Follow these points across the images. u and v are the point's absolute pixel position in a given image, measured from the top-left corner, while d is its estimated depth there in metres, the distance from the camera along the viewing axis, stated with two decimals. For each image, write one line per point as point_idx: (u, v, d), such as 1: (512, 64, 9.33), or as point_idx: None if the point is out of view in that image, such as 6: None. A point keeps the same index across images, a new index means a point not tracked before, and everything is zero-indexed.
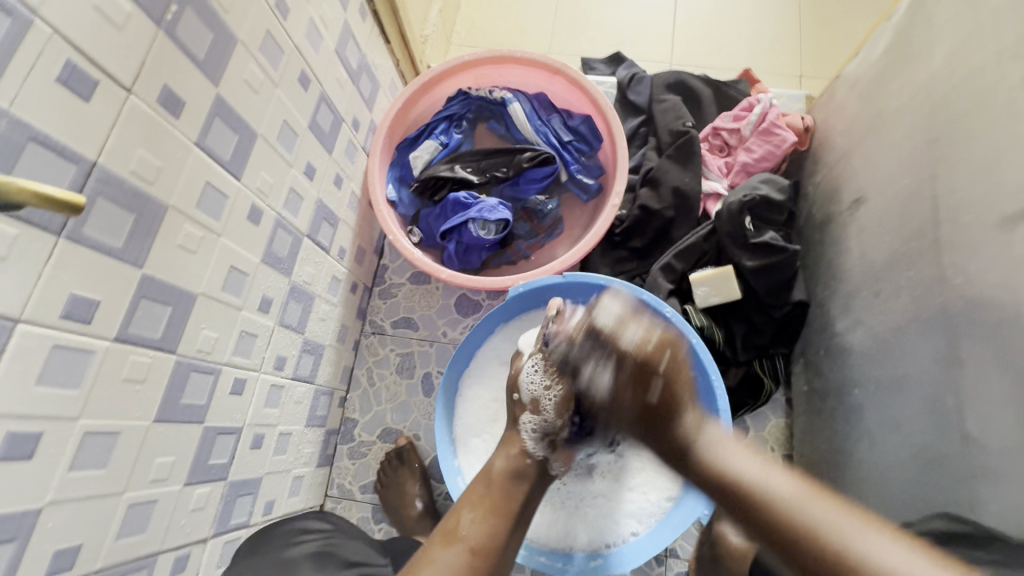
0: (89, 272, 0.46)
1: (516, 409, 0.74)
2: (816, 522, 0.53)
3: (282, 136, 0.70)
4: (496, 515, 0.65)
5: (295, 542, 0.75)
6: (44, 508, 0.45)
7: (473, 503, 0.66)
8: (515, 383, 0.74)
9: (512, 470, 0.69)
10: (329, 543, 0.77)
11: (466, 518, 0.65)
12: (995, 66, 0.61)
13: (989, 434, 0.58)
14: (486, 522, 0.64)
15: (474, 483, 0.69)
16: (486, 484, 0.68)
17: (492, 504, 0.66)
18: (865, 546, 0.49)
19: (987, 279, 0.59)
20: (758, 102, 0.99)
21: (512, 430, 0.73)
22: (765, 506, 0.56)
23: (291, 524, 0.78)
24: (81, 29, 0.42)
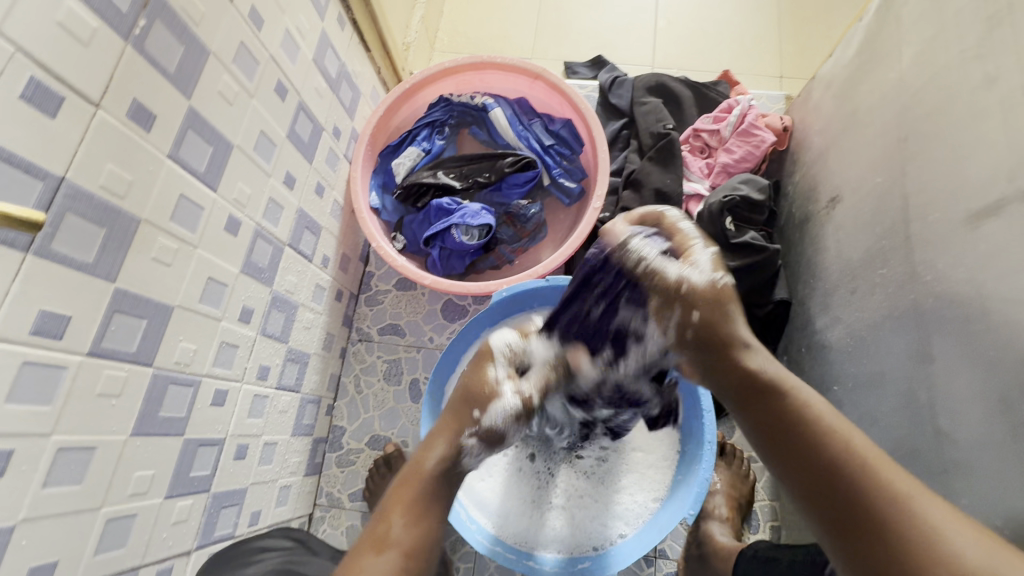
0: (60, 287, 0.46)
1: (465, 420, 0.61)
2: (898, 491, 0.43)
3: (260, 147, 0.70)
4: (432, 518, 0.54)
5: (251, 560, 0.69)
6: (16, 526, 0.45)
7: (405, 500, 0.54)
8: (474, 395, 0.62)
9: (446, 469, 0.57)
10: (290, 559, 0.72)
11: (397, 522, 0.52)
12: (958, 66, 0.62)
13: (959, 429, 0.58)
14: (421, 524, 0.52)
15: (402, 474, 0.56)
16: (417, 477, 0.56)
17: (427, 505, 0.54)
18: (939, 525, 0.41)
19: (955, 275, 0.60)
20: (737, 104, 1.01)
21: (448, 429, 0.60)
22: (830, 460, 0.46)
23: (252, 543, 0.73)
24: (45, 46, 0.42)
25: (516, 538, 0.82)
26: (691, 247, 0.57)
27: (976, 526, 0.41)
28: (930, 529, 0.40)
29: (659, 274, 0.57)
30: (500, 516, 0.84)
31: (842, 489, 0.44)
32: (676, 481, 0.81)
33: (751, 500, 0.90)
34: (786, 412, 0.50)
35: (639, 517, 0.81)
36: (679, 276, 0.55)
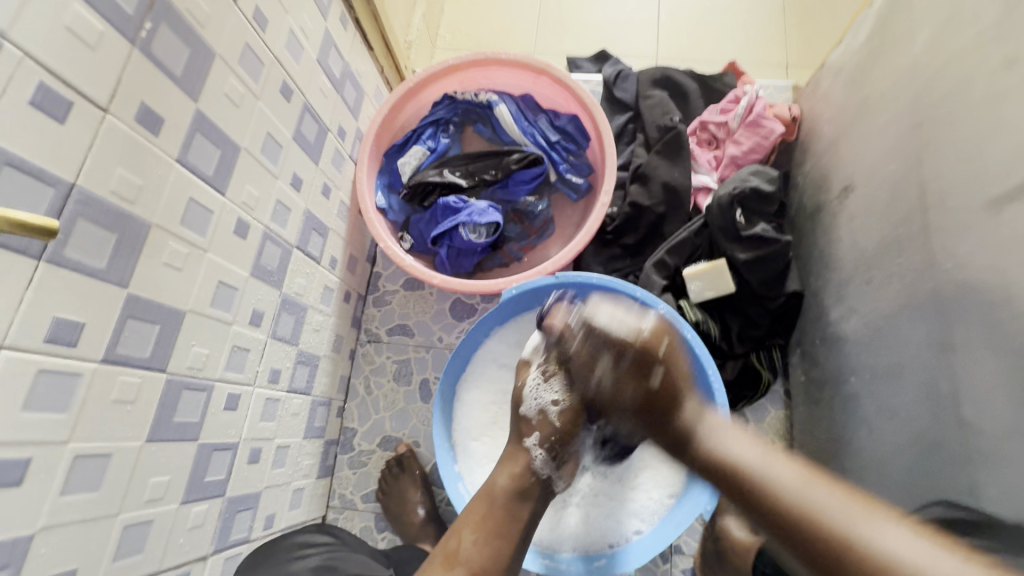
0: (73, 295, 0.46)
1: (522, 425, 0.69)
2: (830, 519, 0.46)
3: (266, 149, 0.69)
4: (499, 541, 0.60)
5: (294, 557, 0.73)
6: (36, 534, 0.45)
7: (473, 520, 0.61)
8: (519, 398, 0.71)
9: (515, 488, 0.64)
10: (330, 556, 0.75)
11: (467, 538, 0.60)
12: (975, 49, 0.61)
13: (984, 419, 0.57)
14: (487, 545, 0.59)
15: (474, 501, 0.64)
16: (489, 500, 0.63)
17: (494, 526, 0.61)
18: (863, 531, 0.45)
19: (975, 263, 0.59)
20: (745, 94, 0.99)
21: (516, 445, 0.68)
22: (773, 504, 0.50)
23: (292, 538, 0.77)
24: (54, 51, 0.42)
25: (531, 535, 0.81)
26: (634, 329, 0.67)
27: (915, 527, 0.45)
28: (856, 540, 0.44)
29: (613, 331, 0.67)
30: None
31: (790, 529, 0.48)
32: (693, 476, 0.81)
33: None
34: (720, 462, 0.56)
35: (656, 514, 0.80)
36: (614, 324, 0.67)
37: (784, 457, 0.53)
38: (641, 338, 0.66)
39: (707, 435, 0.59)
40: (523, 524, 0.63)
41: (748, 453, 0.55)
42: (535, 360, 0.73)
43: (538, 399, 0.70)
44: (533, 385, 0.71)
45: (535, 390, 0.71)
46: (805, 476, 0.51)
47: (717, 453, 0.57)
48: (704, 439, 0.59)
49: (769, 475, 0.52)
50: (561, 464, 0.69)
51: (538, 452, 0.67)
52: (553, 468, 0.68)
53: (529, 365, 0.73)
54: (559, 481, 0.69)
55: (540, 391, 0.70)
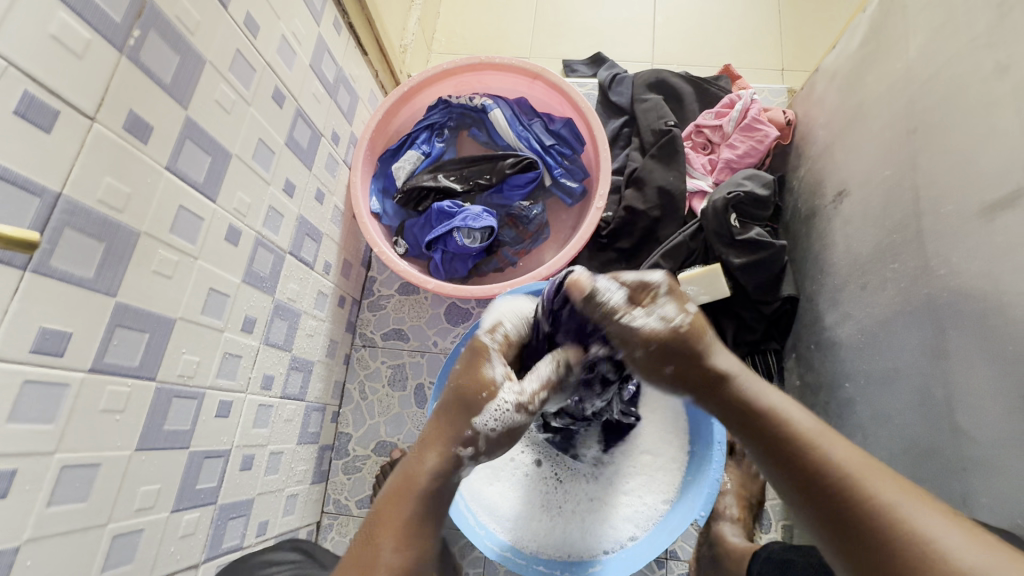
0: (60, 305, 0.45)
1: (457, 426, 0.58)
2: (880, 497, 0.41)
3: (258, 155, 0.69)
4: (421, 544, 0.51)
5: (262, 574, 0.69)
6: (22, 546, 0.45)
7: (394, 523, 0.51)
8: (471, 408, 0.58)
9: (437, 488, 0.55)
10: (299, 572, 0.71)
11: (387, 547, 0.50)
12: (967, 55, 0.61)
13: (977, 427, 0.57)
14: (411, 548, 0.50)
15: (387, 489, 0.54)
16: (407, 488, 0.54)
17: (416, 526, 0.52)
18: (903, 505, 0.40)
19: (969, 270, 0.59)
20: (739, 98, 0.99)
21: (438, 435, 0.58)
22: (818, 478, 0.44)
23: (259, 557, 0.73)
24: (39, 60, 0.42)
25: (526, 542, 0.81)
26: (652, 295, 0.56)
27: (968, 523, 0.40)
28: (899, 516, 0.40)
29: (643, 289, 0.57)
30: (507, 521, 0.83)
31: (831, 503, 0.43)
32: (686, 481, 0.80)
33: (762, 499, 0.88)
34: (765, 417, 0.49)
35: (649, 519, 0.80)
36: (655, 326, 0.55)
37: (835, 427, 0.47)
38: (678, 334, 0.55)
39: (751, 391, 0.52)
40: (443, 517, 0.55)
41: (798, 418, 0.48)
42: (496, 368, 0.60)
43: (496, 419, 0.57)
44: (498, 405, 0.58)
45: (498, 404, 0.58)
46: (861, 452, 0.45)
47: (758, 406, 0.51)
48: (749, 395, 0.51)
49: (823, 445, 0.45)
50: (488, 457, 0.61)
51: (456, 446, 0.57)
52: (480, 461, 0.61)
53: (487, 361, 0.60)
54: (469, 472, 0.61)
55: (501, 415, 0.58)
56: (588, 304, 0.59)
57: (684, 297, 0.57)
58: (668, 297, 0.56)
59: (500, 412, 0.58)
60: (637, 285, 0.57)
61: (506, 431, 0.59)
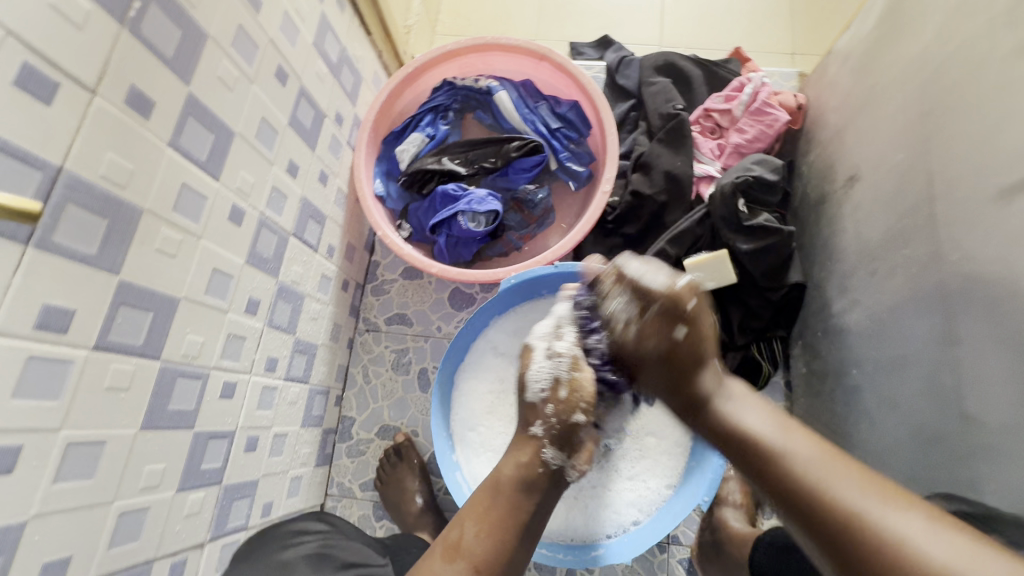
0: (64, 282, 0.45)
1: (527, 411, 0.64)
2: (847, 505, 0.43)
3: (261, 134, 0.68)
4: (504, 531, 0.57)
5: (291, 542, 0.74)
6: (29, 521, 0.45)
7: (478, 513, 0.58)
8: (523, 385, 0.66)
9: (523, 480, 0.60)
10: (327, 543, 0.76)
11: (469, 530, 0.57)
12: (986, 35, 0.60)
13: (987, 413, 0.57)
14: (491, 538, 0.56)
15: (478, 491, 0.61)
16: (494, 490, 0.60)
17: (498, 516, 0.58)
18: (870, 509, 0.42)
19: (982, 255, 0.58)
20: (749, 81, 0.97)
21: (522, 434, 0.64)
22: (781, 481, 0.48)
23: (289, 525, 0.78)
24: (39, 30, 0.41)
25: None
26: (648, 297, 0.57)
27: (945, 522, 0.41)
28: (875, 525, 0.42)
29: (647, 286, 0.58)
30: None
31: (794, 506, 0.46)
32: (691, 468, 0.80)
33: None
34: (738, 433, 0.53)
35: (653, 504, 0.80)
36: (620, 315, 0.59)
37: (801, 436, 0.50)
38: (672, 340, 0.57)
39: (726, 406, 0.56)
40: (529, 515, 0.60)
41: (760, 426, 0.53)
42: (540, 345, 0.66)
43: (539, 380, 0.64)
44: (536, 370, 0.65)
45: (537, 370, 0.65)
46: (824, 453, 0.48)
47: (734, 428, 0.54)
48: (721, 413, 0.55)
49: (786, 455, 0.49)
50: (575, 451, 0.64)
51: (545, 440, 0.62)
52: (565, 457, 0.63)
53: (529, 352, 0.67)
54: (572, 470, 0.64)
55: (543, 374, 0.64)
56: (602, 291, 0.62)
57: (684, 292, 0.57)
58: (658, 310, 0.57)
59: (541, 374, 0.64)
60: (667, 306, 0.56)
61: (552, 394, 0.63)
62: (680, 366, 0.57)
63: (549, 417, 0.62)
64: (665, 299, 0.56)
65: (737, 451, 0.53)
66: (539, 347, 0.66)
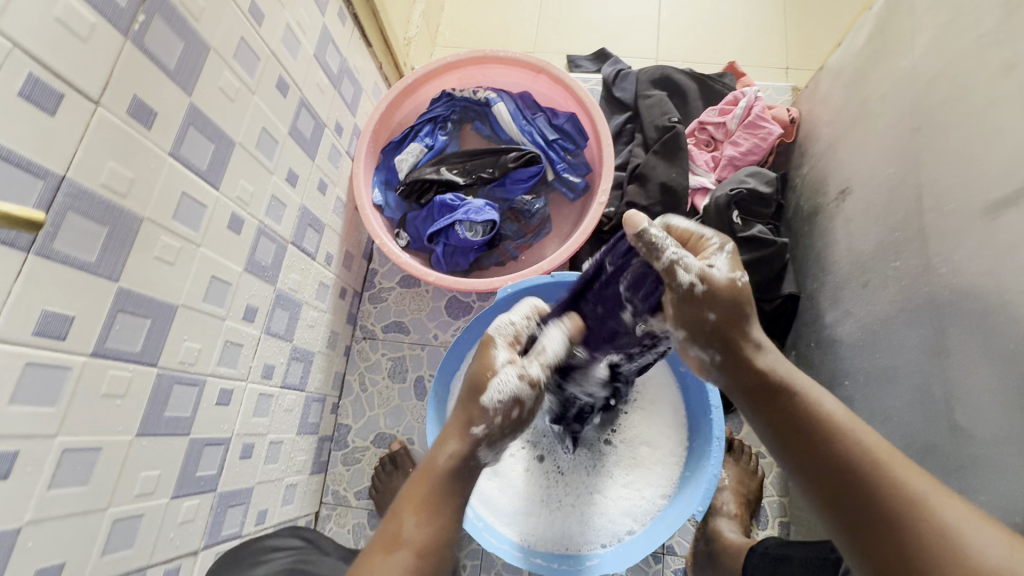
0: (63, 289, 0.46)
1: (472, 409, 0.58)
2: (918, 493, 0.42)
3: (262, 144, 0.69)
4: (445, 519, 0.52)
5: (261, 560, 0.68)
6: (22, 528, 0.45)
7: (417, 501, 0.53)
8: (478, 384, 0.59)
9: (457, 469, 0.55)
10: (299, 560, 0.70)
11: (409, 522, 0.51)
12: (972, 54, 0.61)
13: (976, 425, 0.57)
14: (432, 525, 0.51)
15: (411, 479, 0.55)
16: (428, 477, 0.55)
17: (437, 503, 0.53)
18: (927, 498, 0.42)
19: (971, 268, 0.59)
20: (743, 95, 0.99)
21: (453, 422, 0.59)
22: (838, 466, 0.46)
23: (261, 542, 0.72)
24: (43, 43, 0.41)
25: (524, 536, 0.81)
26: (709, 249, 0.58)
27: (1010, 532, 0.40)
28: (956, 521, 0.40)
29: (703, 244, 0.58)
30: (508, 514, 0.83)
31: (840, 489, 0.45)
32: (684, 477, 0.80)
33: (759, 495, 0.89)
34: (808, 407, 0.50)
35: (649, 515, 0.80)
36: (710, 270, 0.55)
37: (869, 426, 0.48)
38: (737, 284, 0.55)
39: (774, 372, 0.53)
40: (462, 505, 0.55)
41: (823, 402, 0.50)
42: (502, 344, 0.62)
43: (500, 392, 0.59)
44: (501, 380, 0.59)
45: (503, 379, 0.59)
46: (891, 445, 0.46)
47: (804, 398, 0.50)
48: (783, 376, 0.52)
49: (856, 437, 0.46)
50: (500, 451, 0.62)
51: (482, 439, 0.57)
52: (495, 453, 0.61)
53: (495, 347, 0.62)
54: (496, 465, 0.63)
55: (506, 387, 0.59)
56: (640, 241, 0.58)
57: (740, 264, 0.57)
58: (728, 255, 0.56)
59: (505, 385, 0.59)
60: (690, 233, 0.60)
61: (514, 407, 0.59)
62: (730, 331, 0.55)
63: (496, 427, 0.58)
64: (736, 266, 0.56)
65: (788, 430, 0.50)
66: (503, 350, 0.62)
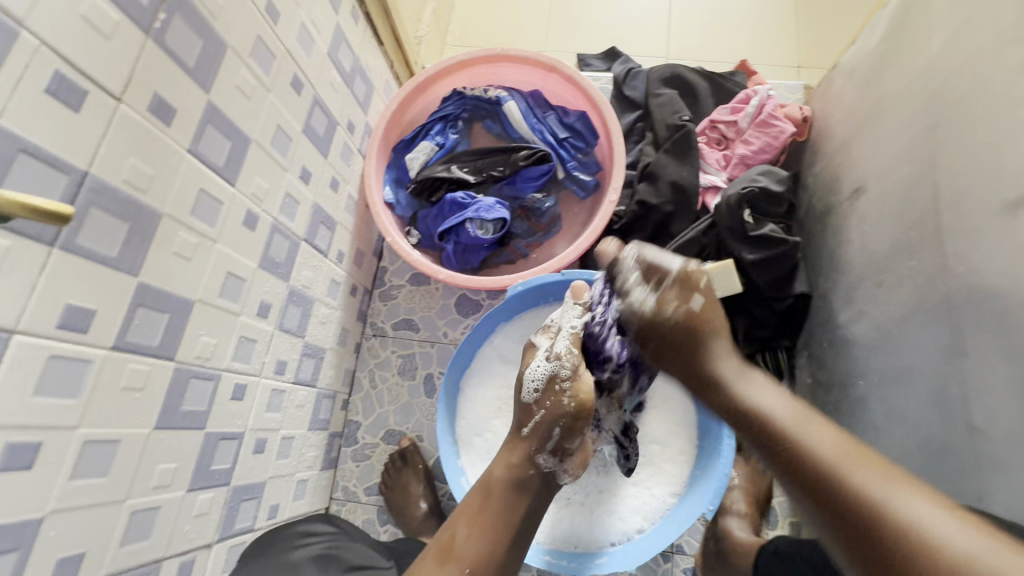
0: (85, 282, 0.46)
1: (524, 414, 0.67)
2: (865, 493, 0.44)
3: (277, 141, 0.70)
4: (496, 532, 0.61)
5: (297, 544, 0.75)
6: (45, 517, 0.46)
7: (473, 516, 0.62)
8: (520, 385, 0.69)
9: (512, 479, 0.64)
10: (333, 545, 0.77)
11: (461, 532, 0.61)
12: (991, 52, 0.61)
13: (993, 425, 0.57)
14: (482, 538, 0.61)
15: (471, 493, 0.65)
16: (486, 493, 0.64)
17: (490, 517, 0.62)
18: (897, 504, 0.42)
19: (988, 267, 0.58)
20: (755, 93, 0.98)
21: (512, 436, 0.68)
22: (805, 469, 0.47)
23: (296, 526, 0.78)
24: (69, 40, 0.42)
25: (535, 533, 0.81)
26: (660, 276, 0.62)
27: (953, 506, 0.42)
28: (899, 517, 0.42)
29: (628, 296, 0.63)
30: None
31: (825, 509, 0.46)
32: (694, 476, 0.80)
33: (770, 496, 0.88)
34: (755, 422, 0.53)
35: (657, 513, 0.80)
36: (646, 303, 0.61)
37: (820, 422, 0.50)
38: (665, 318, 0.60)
39: (741, 401, 0.55)
40: (520, 518, 0.64)
41: (780, 411, 0.53)
42: (540, 348, 0.70)
43: (535, 380, 0.67)
44: (534, 370, 0.68)
45: (535, 368, 0.68)
46: (838, 441, 0.48)
47: (750, 417, 0.54)
48: (740, 405, 0.55)
49: (803, 445, 0.49)
50: (567, 456, 0.68)
51: (536, 446, 0.66)
52: (558, 462, 0.67)
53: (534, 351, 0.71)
54: (562, 474, 0.68)
55: (540, 376, 0.67)
56: (615, 267, 0.66)
57: (692, 290, 0.61)
58: (673, 284, 0.61)
59: (537, 374, 0.67)
60: (649, 266, 0.62)
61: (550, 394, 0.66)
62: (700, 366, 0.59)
63: (539, 418, 0.66)
64: (678, 274, 0.61)
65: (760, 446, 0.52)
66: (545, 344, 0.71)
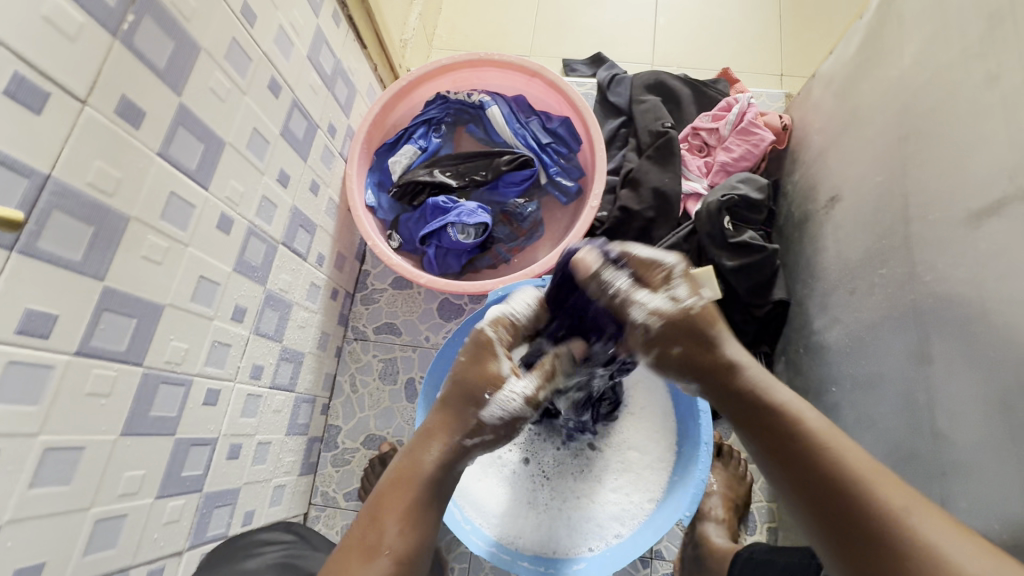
0: (47, 286, 0.46)
1: (467, 417, 0.60)
2: (889, 505, 0.44)
3: (253, 144, 0.69)
4: (428, 523, 0.56)
5: (251, 553, 0.72)
6: (3, 526, 0.45)
7: (399, 508, 0.54)
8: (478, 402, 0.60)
9: (439, 467, 0.58)
10: (289, 554, 0.74)
11: (392, 530, 0.53)
12: (958, 65, 0.62)
13: (957, 432, 0.58)
14: (415, 532, 0.54)
15: (388, 479, 0.57)
16: (409, 481, 0.56)
17: (418, 509, 0.55)
18: (917, 521, 0.43)
19: (953, 277, 0.59)
20: (737, 101, 0.99)
21: (435, 418, 0.60)
22: (828, 473, 0.47)
23: (251, 535, 0.75)
24: (30, 41, 0.41)
25: (513, 539, 0.81)
26: (660, 276, 0.57)
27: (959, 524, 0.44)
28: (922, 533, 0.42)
29: (633, 303, 0.57)
30: (497, 517, 0.83)
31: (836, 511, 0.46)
32: (671, 482, 0.80)
33: (748, 501, 0.89)
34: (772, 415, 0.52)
35: (636, 518, 0.80)
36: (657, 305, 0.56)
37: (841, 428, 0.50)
38: (688, 316, 0.56)
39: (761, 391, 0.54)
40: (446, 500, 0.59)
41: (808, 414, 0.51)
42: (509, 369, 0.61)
43: (504, 407, 0.60)
44: (505, 397, 0.60)
45: (507, 394, 0.60)
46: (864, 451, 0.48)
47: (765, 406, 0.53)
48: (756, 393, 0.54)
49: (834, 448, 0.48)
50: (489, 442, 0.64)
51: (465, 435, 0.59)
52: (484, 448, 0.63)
53: (497, 357, 0.61)
54: None
55: (508, 403, 0.60)
56: (596, 283, 0.60)
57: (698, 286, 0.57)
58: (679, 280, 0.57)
59: (508, 402, 0.60)
60: (649, 262, 0.57)
61: (511, 423, 0.61)
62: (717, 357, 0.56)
63: (492, 438, 0.61)
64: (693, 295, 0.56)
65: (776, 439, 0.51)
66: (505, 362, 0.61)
